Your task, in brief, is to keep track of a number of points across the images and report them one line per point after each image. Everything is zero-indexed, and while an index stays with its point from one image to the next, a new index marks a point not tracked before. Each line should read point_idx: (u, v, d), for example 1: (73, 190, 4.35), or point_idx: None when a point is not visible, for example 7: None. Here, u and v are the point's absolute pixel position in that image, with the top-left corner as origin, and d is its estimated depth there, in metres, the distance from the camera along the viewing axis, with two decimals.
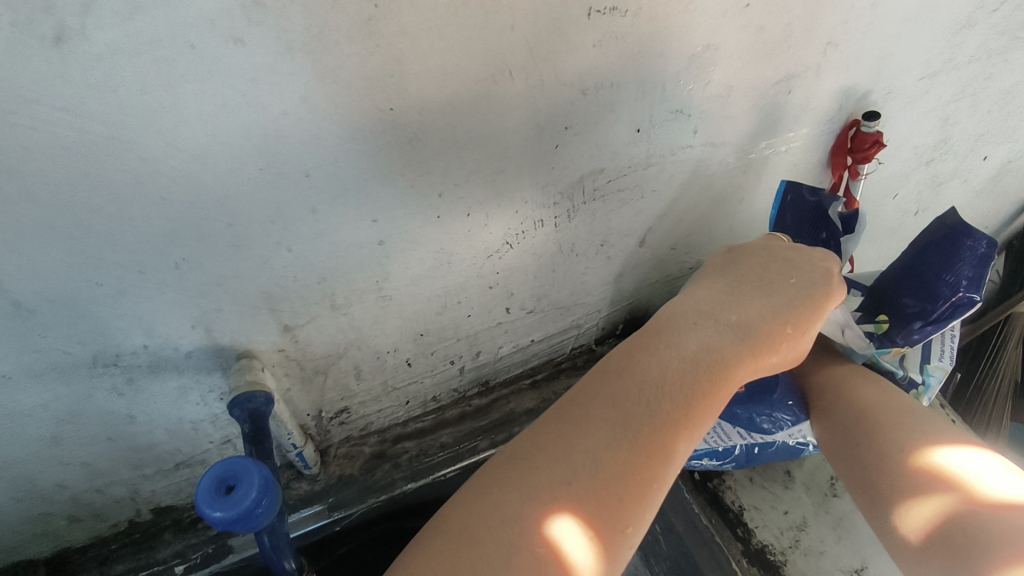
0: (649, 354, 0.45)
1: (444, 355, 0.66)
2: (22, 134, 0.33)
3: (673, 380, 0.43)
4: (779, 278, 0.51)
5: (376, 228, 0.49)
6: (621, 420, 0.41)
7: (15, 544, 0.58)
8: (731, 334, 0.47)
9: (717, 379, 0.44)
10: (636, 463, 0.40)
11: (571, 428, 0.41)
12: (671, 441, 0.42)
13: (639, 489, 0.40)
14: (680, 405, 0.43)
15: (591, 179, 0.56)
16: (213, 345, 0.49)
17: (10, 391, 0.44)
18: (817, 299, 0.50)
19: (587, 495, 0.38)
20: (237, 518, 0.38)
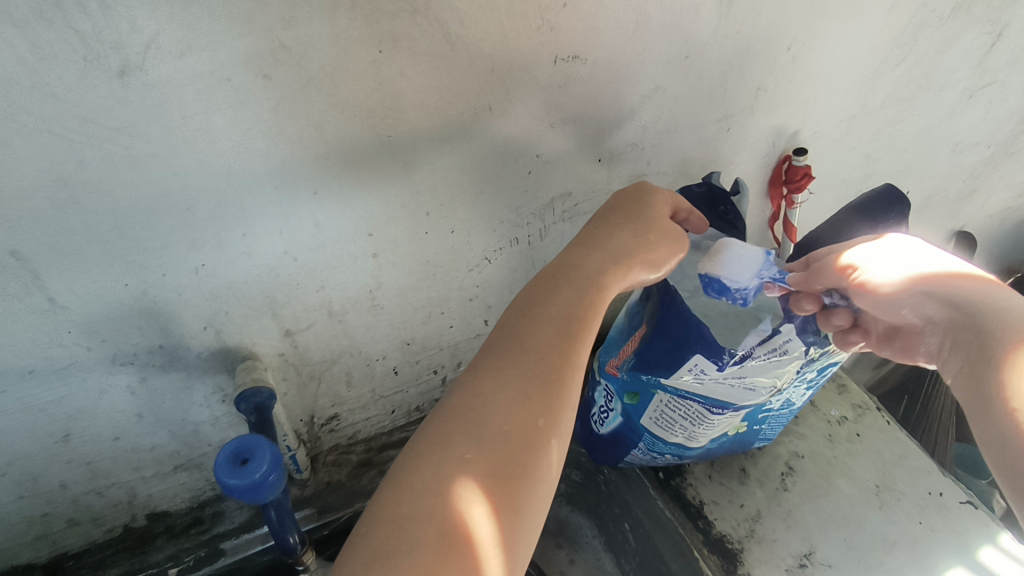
0: (531, 285, 0.48)
1: (428, 364, 0.72)
2: (78, 149, 0.39)
3: (555, 296, 0.46)
4: (625, 207, 0.54)
5: (372, 241, 0.55)
6: (512, 337, 0.43)
7: (14, 547, 0.60)
8: (607, 243, 0.50)
9: (595, 287, 0.47)
10: (537, 366, 0.42)
11: (474, 362, 0.43)
12: (573, 348, 0.44)
13: (551, 393, 0.41)
14: (564, 314, 0.45)
15: (560, 202, 0.64)
16: (221, 346, 0.55)
17: (32, 386, 0.49)
18: (658, 212, 0.53)
19: (498, 404, 0.40)
20: (249, 488, 0.43)
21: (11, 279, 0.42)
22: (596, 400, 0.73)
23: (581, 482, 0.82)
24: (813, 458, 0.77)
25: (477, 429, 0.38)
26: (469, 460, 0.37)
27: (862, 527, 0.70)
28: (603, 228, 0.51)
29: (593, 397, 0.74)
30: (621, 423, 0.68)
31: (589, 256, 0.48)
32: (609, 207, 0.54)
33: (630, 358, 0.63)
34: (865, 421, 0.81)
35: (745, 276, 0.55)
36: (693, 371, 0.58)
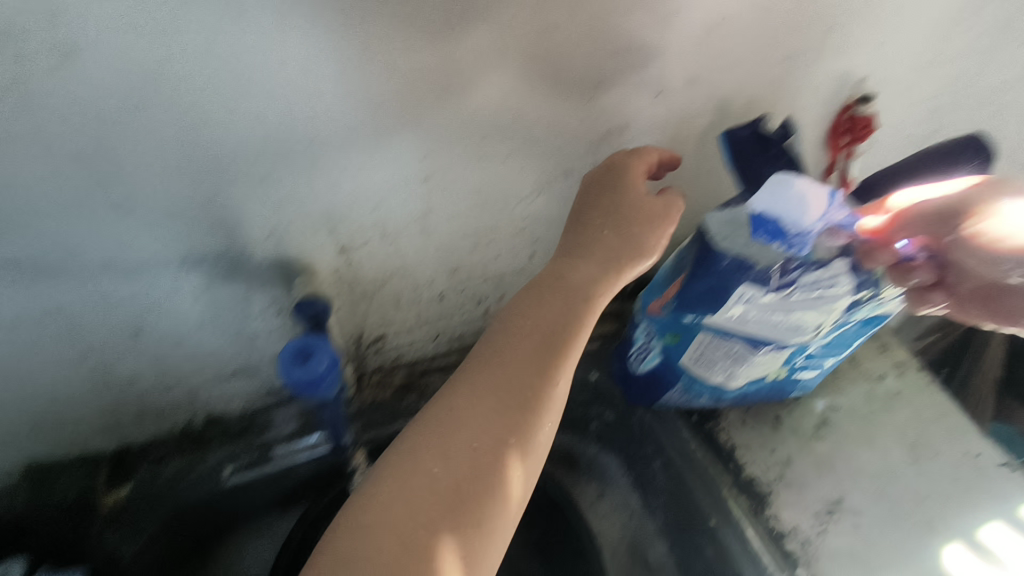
0: (515, 309, 0.54)
1: (473, 294, 0.74)
2: (161, 47, 0.40)
3: (534, 325, 0.52)
4: (621, 205, 0.55)
5: (429, 163, 0.55)
6: (492, 364, 0.50)
7: (86, 435, 0.65)
8: (597, 252, 0.55)
9: (579, 309, 0.53)
10: (511, 392, 0.49)
11: (457, 385, 0.50)
12: (557, 369, 0.51)
13: (529, 412, 0.49)
14: (542, 342, 0.51)
15: (614, 136, 0.63)
16: (280, 258, 0.57)
17: (108, 281, 0.52)
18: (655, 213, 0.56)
19: (480, 424, 0.47)
20: (309, 382, 0.45)
21: (95, 176, 0.45)
22: (635, 339, 0.72)
23: (614, 423, 0.81)
24: (849, 412, 0.77)
25: (459, 443, 0.46)
26: (452, 469, 0.45)
27: (893, 478, 0.71)
28: (591, 232, 0.55)
29: (631, 336, 0.73)
30: (659, 363, 0.69)
31: (579, 267, 0.54)
32: (605, 200, 0.56)
33: (671, 300, 0.61)
34: (905, 378, 0.80)
35: (809, 214, 0.49)
36: (742, 302, 0.56)
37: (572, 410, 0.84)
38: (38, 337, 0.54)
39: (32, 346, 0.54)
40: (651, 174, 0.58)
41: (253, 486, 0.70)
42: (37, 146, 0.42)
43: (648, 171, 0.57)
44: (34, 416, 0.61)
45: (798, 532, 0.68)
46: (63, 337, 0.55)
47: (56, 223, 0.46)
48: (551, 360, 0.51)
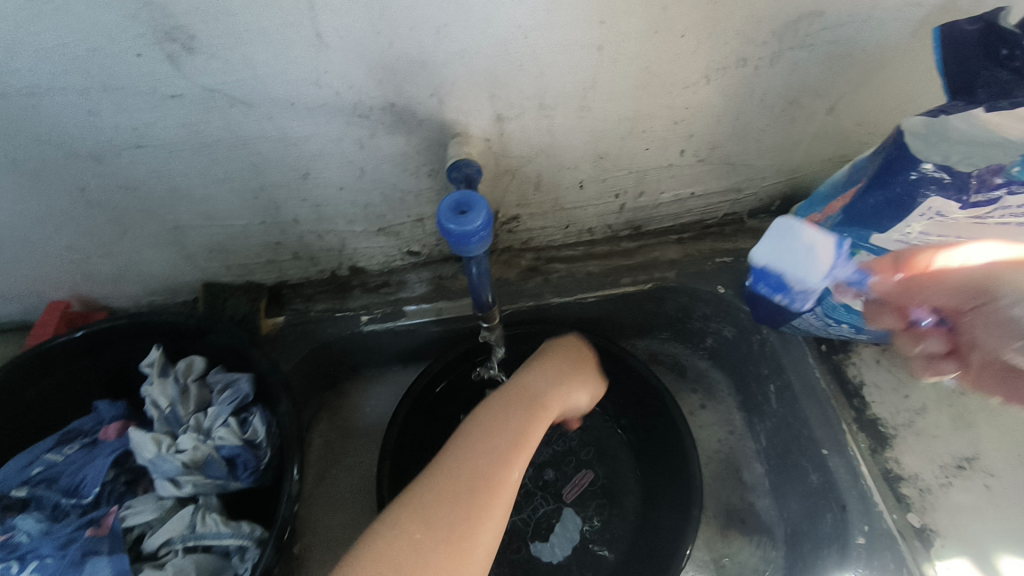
0: (488, 411, 0.60)
1: (613, 186, 0.72)
2: None
3: (502, 420, 0.59)
4: (563, 373, 0.68)
5: (601, 30, 0.52)
6: (466, 445, 0.56)
7: (252, 266, 0.73)
8: (546, 378, 0.67)
9: (535, 414, 0.61)
10: (482, 465, 0.54)
11: (435, 463, 0.55)
12: (522, 416, 0.60)
13: (504, 442, 0.57)
14: (510, 429, 0.58)
15: (806, 22, 0.56)
16: (440, 118, 0.58)
17: (288, 119, 0.55)
18: (576, 368, 0.70)
19: (458, 453, 0.55)
20: (461, 235, 0.47)
21: (290, 8, 0.46)
22: None
23: (732, 339, 0.80)
24: None
25: (441, 491, 0.52)
26: (432, 494, 0.52)
27: None
28: (540, 374, 0.66)
29: None
30: None
31: (527, 372, 0.67)
32: (543, 356, 0.70)
33: (836, 214, 0.57)
34: None
35: (812, 275, 0.53)
36: (926, 216, 0.50)
37: (689, 322, 0.83)
38: (225, 166, 0.59)
39: (218, 174, 0.60)
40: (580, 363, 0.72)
41: (385, 336, 0.78)
42: None
43: (573, 354, 0.72)
44: (212, 242, 0.68)
45: (919, 479, 0.65)
46: (244, 169, 0.59)
47: (251, 53, 0.49)
48: (517, 411, 0.61)
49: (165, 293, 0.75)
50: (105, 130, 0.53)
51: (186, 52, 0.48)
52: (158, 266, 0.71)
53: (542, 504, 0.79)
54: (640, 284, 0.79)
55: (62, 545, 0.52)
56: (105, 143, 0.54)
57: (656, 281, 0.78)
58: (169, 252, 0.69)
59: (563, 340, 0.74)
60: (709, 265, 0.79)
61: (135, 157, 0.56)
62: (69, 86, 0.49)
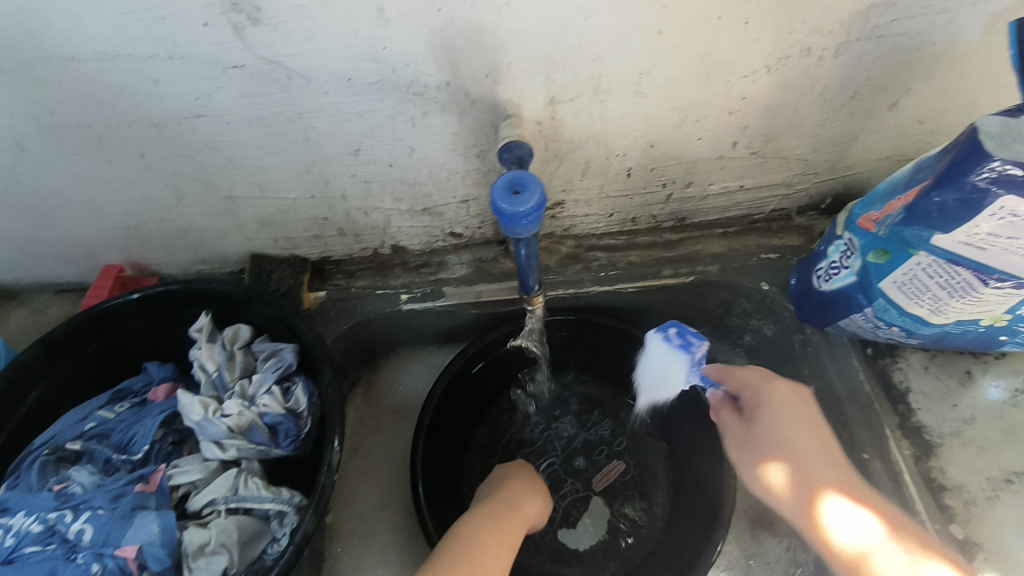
0: (479, 510, 0.60)
1: (660, 176, 0.71)
2: None
3: (492, 517, 0.59)
4: (522, 487, 0.67)
5: (663, 14, 0.51)
6: (470, 533, 0.56)
7: (298, 240, 0.74)
8: (517, 488, 0.67)
9: (512, 517, 0.60)
10: (482, 555, 0.53)
11: (442, 549, 0.54)
12: (500, 513, 0.60)
13: (492, 531, 0.57)
14: (497, 526, 0.58)
15: (877, 13, 0.54)
16: (493, 99, 0.58)
17: (344, 94, 0.55)
18: (533, 489, 0.68)
19: (455, 539, 0.56)
20: (513, 215, 0.47)
21: None
22: (826, 255, 0.67)
23: (772, 337, 0.79)
24: None
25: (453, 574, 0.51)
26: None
27: None
28: (509, 488, 0.66)
29: (822, 250, 0.68)
30: (852, 282, 0.63)
31: (501, 485, 0.67)
32: (499, 478, 0.69)
33: (897, 213, 0.55)
34: None
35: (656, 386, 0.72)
36: (998, 218, 0.48)
37: (728, 317, 0.82)
38: (280, 138, 0.60)
39: (272, 146, 0.61)
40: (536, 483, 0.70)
41: (424, 316, 0.78)
42: None
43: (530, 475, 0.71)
44: (262, 214, 0.70)
45: (963, 491, 0.63)
46: (297, 142, 0.60)
47: (313, 27, 0.49)
48: (495, 509, 0.61)
49: (214, 261, 0.78)
50: (168, 98, 0.54)
51: (251, 24, 0.48)
52: (209, 236, 0.73)
53: (571, 490, 0.79)
54: (681, 277, 0.78)
55: (114, 497, 0.54)
56: (168, 110, 0.56)
57: (698, 274, 0.78)
58: (220, 222, 0.70)
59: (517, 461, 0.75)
60: (754, 260, 0.78)
61: (195, 126, 0.57)
62: (137, 53, 0.50)
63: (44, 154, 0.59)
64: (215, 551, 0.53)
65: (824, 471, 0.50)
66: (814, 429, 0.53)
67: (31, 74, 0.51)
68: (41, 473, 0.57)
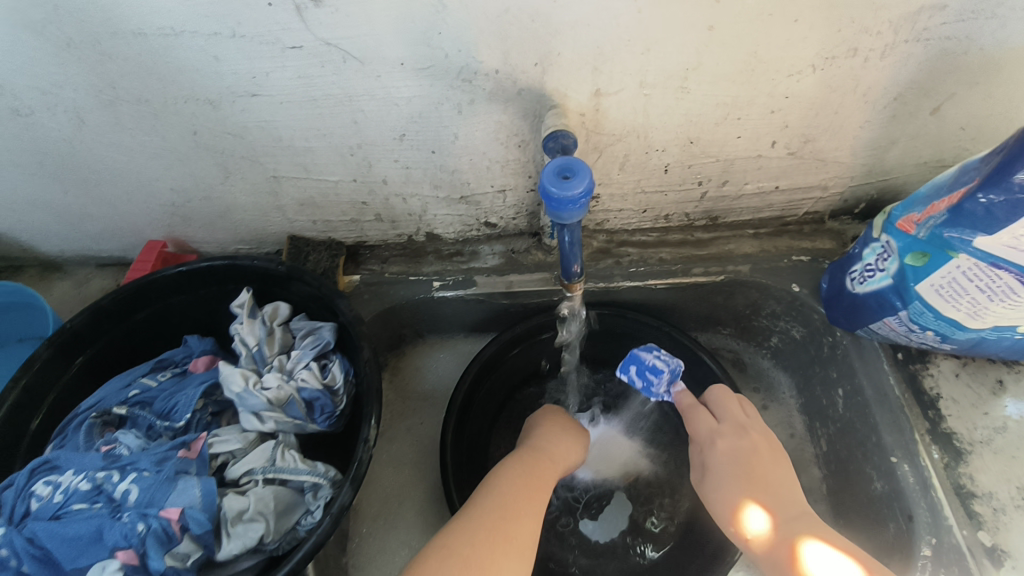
0: (517, 454, 0.64)
1: (697, 174, 0.72)
2: None
3: (525, 461, 0.62)
4: (552, 436, 0.69)
5: (713, 10, 0.52)
6: (511, 471, 0.60)
7: (335, 223, 0.76)
8: (551, 438, 0.68)
9: (541, 463, 0.63)
10: (522, 489, 0.58)
11: (488, 482, 0.59)
12: (534, 464, 0.62)
13: (525, 481, 0.59)
14: (530, 469, 0.61)
15: (926, 16, 0.54)
16: (540, 89, 0.59)
17: (394, 78, 0.57)
18: (564, 435, 0.70)
19: (487, 485, 0.58)
20: (562, 198, 0.48)
21: None
22: (861, 257, 0.67)
23: (800, 339, 0.79)
24: None
25: (496, 502, 0.55)
26: (487, 504, 0.55)
27: None
28: (540, 435, 0.68)
29: (858, 252, 0.68)
30: (888, 285, 0.63)
31: (532, 432, 0.69)
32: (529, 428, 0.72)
33: (940, 215, 0.55)
34: None
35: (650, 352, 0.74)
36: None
37: (756, 318, 0.83)
38: (329, 120, 0.61)
39: (321, 128, 0.62)
40: (571, 429, 0.72)
41: (455, 304, 0.79)
42: None
43: (563, 421, 0.73)
44: (304, 195, 0.71)
45: (993, 498, 0.63)
46: (345, 125, 0.62)
47: (371, 9, 0.50)
48: (529, 458, 0.63)
49: (254, 241, 0.79)
50: (225, 76, 0.56)
51: (313, 4, 0.50)
52: (251, 215, 0.74)
53: (594, 484, 0.81)
54: (712, 276, 0.78)
55: (158, 461, 0.57)
56: (224, 88, 0.57)
57: (728, 274, 0.78)
58: (263, 201, 0.72)
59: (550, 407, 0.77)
60: (785, 261, 0.78)
61: (249, 105, 0.59)
62: (201, 29, 0.51)
63: (102, 127, 0.61)
64: (253, 519, 0.55)
65: (793, 521, 0.55)
66: (767, 479, 0.59)
67: (97, 47, 0.53)
68: (88, 435, 0.60)
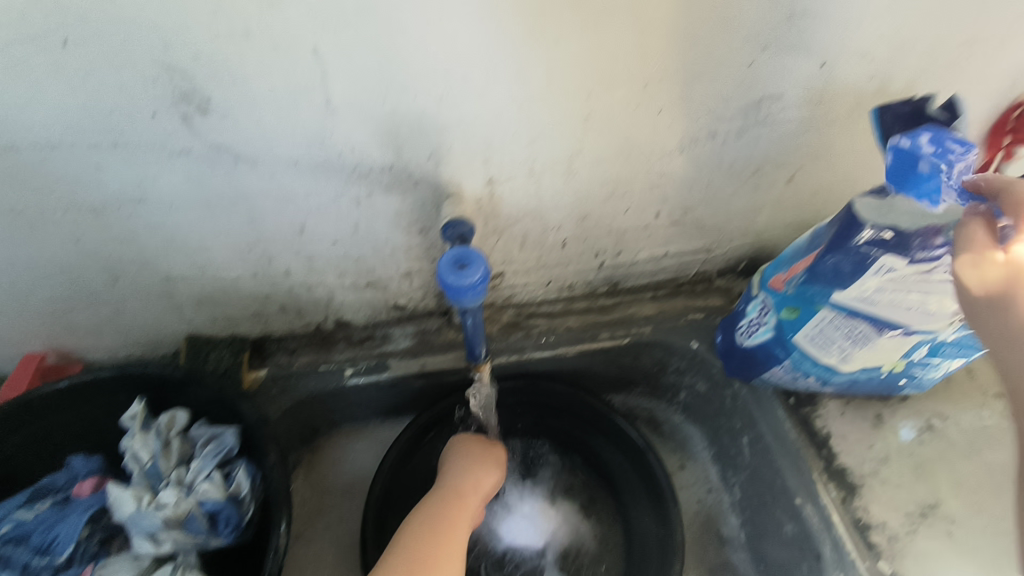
0: (435, 494, 0.69)
1: (593, 246, 0.77)
2: None
3: (441, 501, 0.67)
4: (465, 468, 0.72)
5: (587, 105, 0.57)
6: (428, 513, 0.65)
7: (238, 318, 0.74)
8: (463, 469, 0.72)
9: (456, 503, 0.68)
10: (438, 532, 0.63)
11: (408, 525, 0.64)
12: (445, 502, 0.67)
13: (439, 524, 0.64)
14: (446, 511, 0.66)
15: (767, 103, 0.62)
16: (436, 179, 0.61)
17: (290, 177, 0.58)
18: (478, 465, 0.73)
19: (408, 528, 0.64)
20: (460, 288, 0.50)
21: (304, 79, 0.49)
22: (745, 313, 0.73)
23: (704, 393, 0.84)
24: (959, 424, 0.74)
25: (414, 548, 0.61)
26: (406, 551, 0.60)
27: (997, 497, 0.69)
28: (455, 470, 0.72)
29: (742, 308, 0.74)
30: (770, 338, 0.68)
31: (446, 471, 0.72)
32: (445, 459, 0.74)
33: (799, 275, 0.62)
34: None
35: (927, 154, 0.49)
36: (881, 275, 0.55)
37: (664, 375, 0.87)
38: (223, 219, 0.61)
39: (216, 226, 0.61)
40: (487, 457, 0.75)
41: (368, 389, 0.77)
42: (265, 42, 0.46)
43: (478, 448, 0.76)
44: (200, 293, 0.69)
45: (887, 528, 0.67)
46: (241, 223, 0.61)
47: (261, 116, 0.51)
48: (442, 497, 0.68)
49: (148, 344, 0.75)
50: (110, 184, 0.55)
51: (201, 113, 0.50)
52: (144, 318, 0.71)
53: (523, 557, 0.81)
54: (618, 339, 0.82)
55: None
56: (108, 196, 0.56)
57: (633, 335, 0.82)
58: (157, 302, 0.69)
59: (467, 436, 0.77)
60: (682, 320, 0.83)
61: (137, 209, 0.58)
62: (81, 140, 0.51)
63: None
64: None
65: None
66: None
67: None
68: None
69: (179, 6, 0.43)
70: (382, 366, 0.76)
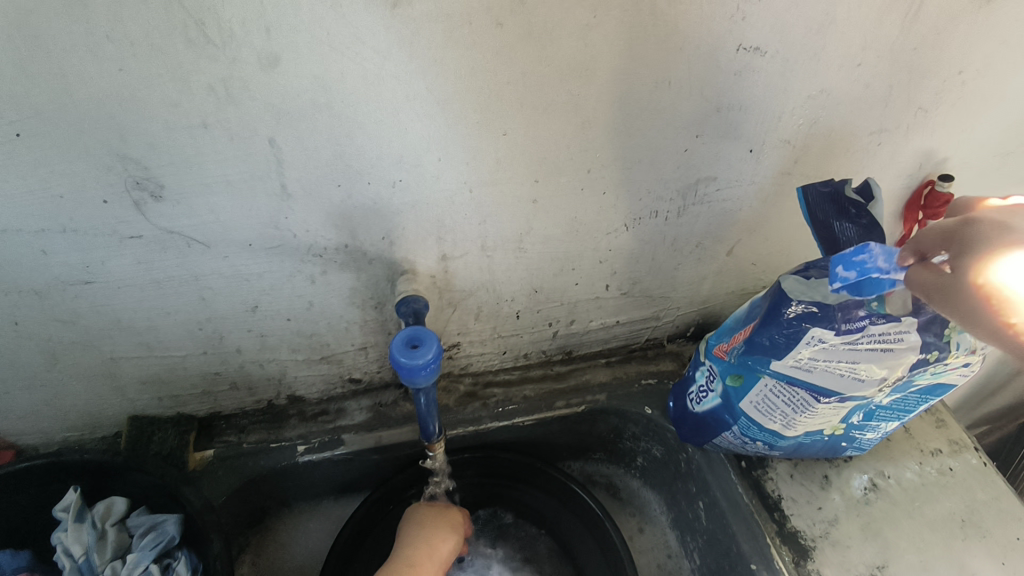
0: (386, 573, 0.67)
1: (546, 316, 0.79)
2: (316, 62, 0.45)
3: None
4: (419, 539, 0.70)
5: (535, 187, 0.60)
6: None
7: (185, 397, 0.72)
8: (416, 541, 0.70)
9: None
10: None
11: None
12: None
13: None
14: None
15: (703, 184, 0.66)
16: (390, 257, 0.63)
17: (243, 258, 0.58)
18: (432, 533, 0.71)
19: None
20: (411, 367, 0.50)
21: (260, 167, 0.51)
22: (694, 379, 0.75)
23: (661, 457, 0.85)
24: (901, 483, 0.77)
25: None
26: None
27: (941, 554, 0.70)
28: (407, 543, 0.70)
29: (692, 375, 0.76)
30: (717, 404, 0.71)
31: (398, 546, 0.70)
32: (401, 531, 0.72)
33: (739, 345, 0.66)
34: (963, 459, 0.79)
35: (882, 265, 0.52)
36: (813, 346, 0.59)
37: (620, 441, 0.88)
38: (173, 298, 0.60)
39: (165, 306, 0.61)
40: (443, 522, 0.73)
41: (321, 466, 0.75)
42: (221, 133, 0.48)
43: (434, 515, 0.74)
44: (145, 373, 0.67)
45: None
46: (191, 302, 0.61)
47: (215, 201, 0.52)
48: None
49: (87, 426, 0.72)
50: (55, 267, 0.54)
51: (153, 199, 0.51)
52: (84, 399, 0.68)
53: None
54: (573, 407, 0.83)
55: None
56: (52, 279, 0.55)
57: (588, 403, 0.83)
58: (98, 383, 0.67)
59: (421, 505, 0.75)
60: (636, 386, 0.85)
61: (82, 290, 0.57)
62: (26, 224, 0.50)
63: None
64: None
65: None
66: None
67: None
68: None
69: (136, 102, 0.44)
70: (337, 441, 0.74)
